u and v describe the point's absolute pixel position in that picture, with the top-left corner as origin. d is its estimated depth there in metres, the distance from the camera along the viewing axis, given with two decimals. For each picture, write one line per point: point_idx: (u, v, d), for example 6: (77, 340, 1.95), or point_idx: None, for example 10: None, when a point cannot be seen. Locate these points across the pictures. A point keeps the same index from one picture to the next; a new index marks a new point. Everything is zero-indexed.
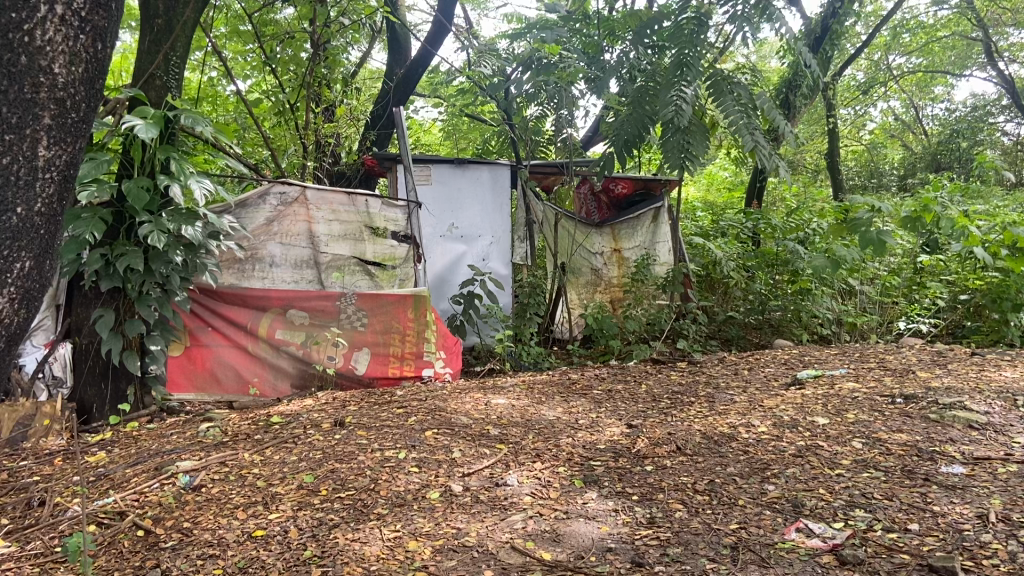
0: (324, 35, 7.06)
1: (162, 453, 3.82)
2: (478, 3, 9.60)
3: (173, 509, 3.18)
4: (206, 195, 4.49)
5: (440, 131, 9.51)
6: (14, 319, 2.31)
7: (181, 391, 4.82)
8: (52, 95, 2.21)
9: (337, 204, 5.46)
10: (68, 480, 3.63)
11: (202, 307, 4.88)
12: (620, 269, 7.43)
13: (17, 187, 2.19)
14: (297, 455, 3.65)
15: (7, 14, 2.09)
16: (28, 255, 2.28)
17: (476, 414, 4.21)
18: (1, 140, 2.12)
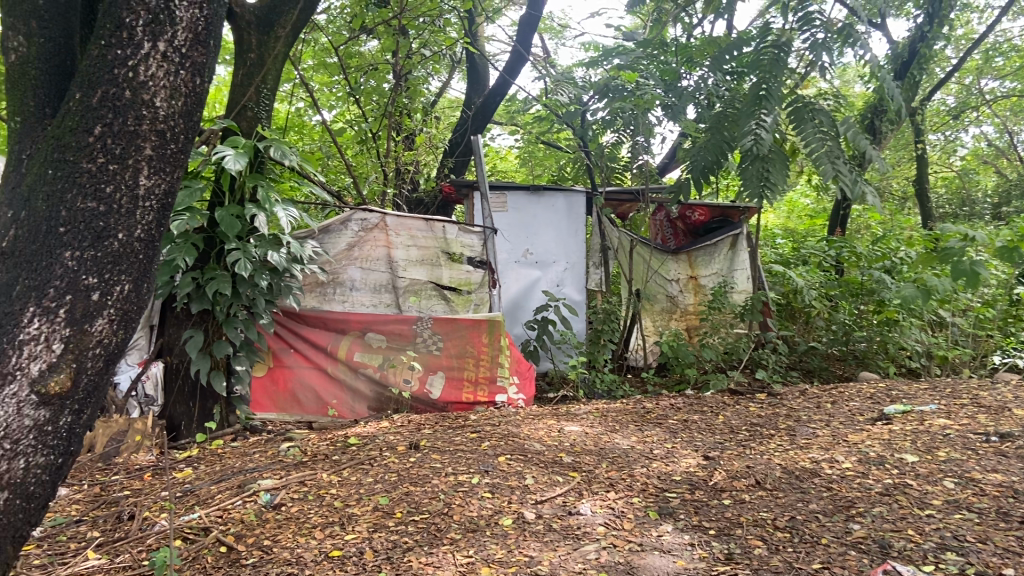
0: (407, 66, 7.28)
1: (244, 471, 3.93)
2: (557, 33, 9.72)
3: (255, 526, 3.28)
4: (291, 222, 4.69)
5: (516, 159, 9.59)
6: (112, 339, 2.38)
7: (264, 411, 4.96)
8: (153, 127, 2.36)
9: (416, 229, 5.55)
10: (156, 495, 3.78)
11: (284, 329, 5.05)
12: (697, 297, 7.27)
13: (118, 214, 2.32)
14: (374, 477, 3.71)
15: (114, 51, 2.32)
16: (127, 278, 2.38)
17: (549, 441, 4.18)
18: (105, 170, 2.30)
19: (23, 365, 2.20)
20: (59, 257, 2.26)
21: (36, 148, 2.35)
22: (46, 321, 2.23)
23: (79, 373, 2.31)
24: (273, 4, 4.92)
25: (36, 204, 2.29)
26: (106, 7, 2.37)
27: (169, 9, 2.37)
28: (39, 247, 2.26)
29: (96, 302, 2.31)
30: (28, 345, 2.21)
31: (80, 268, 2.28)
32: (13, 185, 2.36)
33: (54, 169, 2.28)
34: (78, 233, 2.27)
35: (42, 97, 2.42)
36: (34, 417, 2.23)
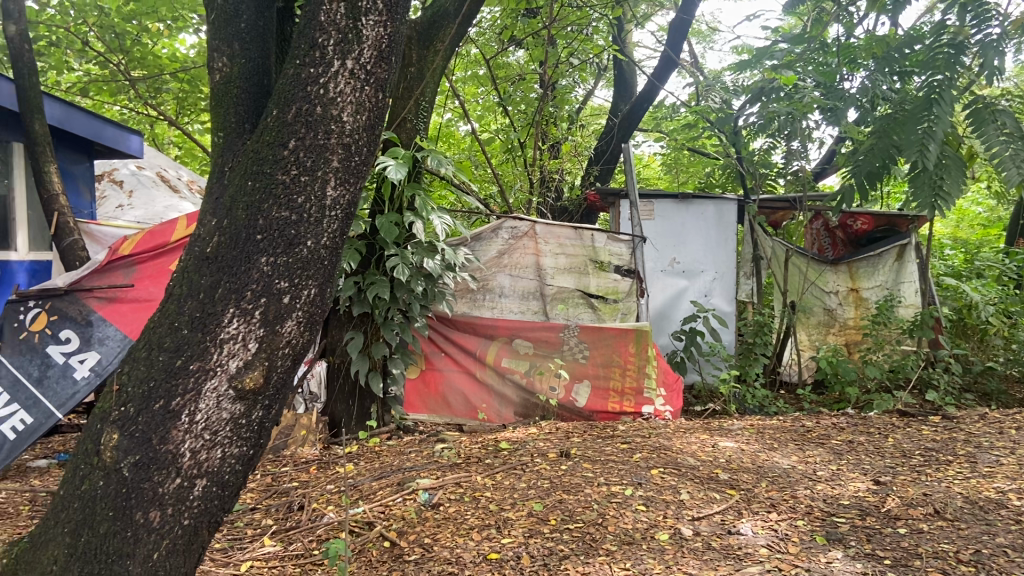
0: (554, 74, 7.36)
1: (403, 470, 4.07)
2: (705, 37, 9.51)
3: (415, 523, 3.40)
4: (447, 230, 4.87)
5: (660, 166, 9.45)
6: (299, 340, 2.53)
7: (416, 412, 5.22)
8: (340, 141, 2.49)
9: (564, 238, 5.50)
10: (321, 488, 4.00)
11: (436, 333, 5.26)
12: (858, 311, 6.88)
13: (307, 223, 2.47)
14: (527, 482, 3.74)
15: (307, 69, 2.47)
16: (314, 283, 2.52)
17: (704, 456, 4.07)
18: (297, 181, 2.45)
19: (222, 361, 2.39)
20: (257, 262, 2.43)
21: (237, 162, 2.52)
22: (243, 321, 2.41)
23: (270, 371, 2.47)
24: (433, 19, 5.08)
25: (237, 213, 2.46)
26: (301, 28, 2.52)
27: (357, 28, 2.48)
28: (239, 252, 2.44)
29: (286, 305, 2.46)
30: (228, 343, 2.40)
31: (274, 273, 2.44)
32: (216, 196, 2.54)
33: (254, 180, 2.46)
34: (273, 240, 2.44)
35: (241, 115, 2.58)
36: (231, 411, 2.42)
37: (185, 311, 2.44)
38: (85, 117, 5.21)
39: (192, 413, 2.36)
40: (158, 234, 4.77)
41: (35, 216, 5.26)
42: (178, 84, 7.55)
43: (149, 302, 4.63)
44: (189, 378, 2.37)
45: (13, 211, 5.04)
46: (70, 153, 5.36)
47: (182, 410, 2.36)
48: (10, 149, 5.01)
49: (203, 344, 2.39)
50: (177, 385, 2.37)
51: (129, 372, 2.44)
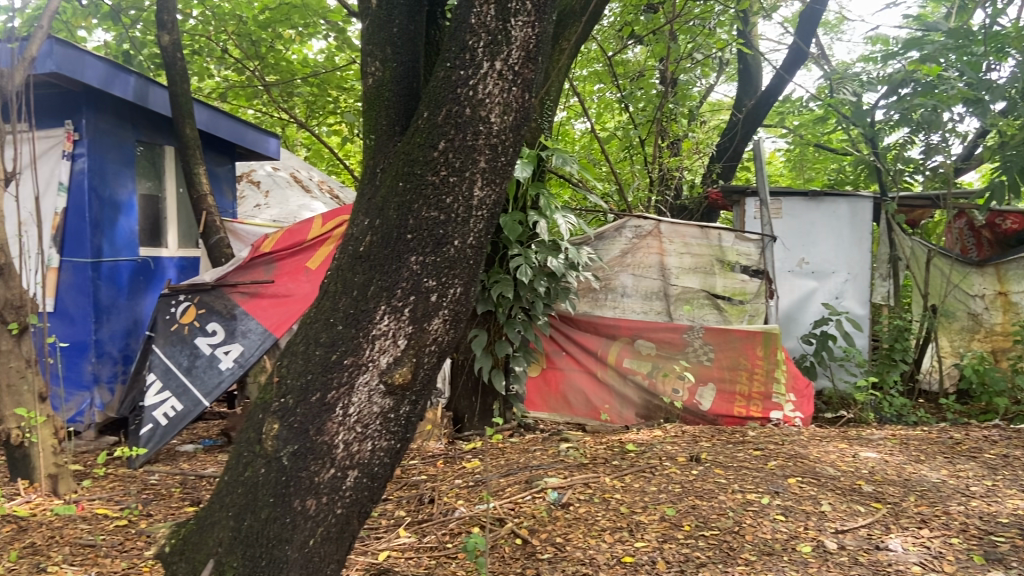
0: (675, 70, 7.28)
1: (530, 468, 4.09)
2: (833, 28, 9.14)
3: (546, 522, 3.41)
4: (570, 229, 4.87)
5: (783, 162, 9.15)
6: (444, 338, 2.57)
7: (537, 410, 5.23)
8: (488, 142, 2.51)
9: (690, 237, 5.38)
10: (449, 482, 4.08)
11: (558, 332, 5.25)
12: (1005, 316, 6.45)
13: (455, 223, 2.51)
14: (657, 486, 3.68)
15: (457, 71, 2.50)
16: (460, 282, 2.56)
17: (844, 466, 3.90)
18: (445, 182, 2.49)
19: (374, 357, 2.46)
20: (407, 261, 2.49)
21: (388, 163, 2.59)
22: (393, 319, 2.47)
23: (417, 367, 2.53)
24: (559, 17, 5.03)
25: (388, 213, 2.53)
26: (452, 30, 2.56)
27: (506, 29, 2.50)
28: (390, 251, 2.50)
29: (434, 303, 2.51)
30: (379, 340, 2.47)
31: (423, 271, 2.49)
32: (368, 197, 2.62)
33: (404, 181, 2.52)
34: (422, 240, 2.49)
35: (392, 117, 2.65)
36: (381, 405, 2.48)
37: (340, 307, 2.53)
38: (228, 122, 5.52)
39: (346, 406, 2.45)
40: (296, 233, 4.98)
41: (183, 215, 5.62)
42: (309, 88, 7.87)
43: (301, 299, 4.85)
44: (343, 372, 2.46)
45: (166, 210, 5.39)
46: (215, 155, 5.68)
47: (337, 403, 2.44)
48: (163, 152, 5.36)
49: (356, 340, 2.47)
50: (332, 379, 2.46)
51: (288, 364, 2.55)
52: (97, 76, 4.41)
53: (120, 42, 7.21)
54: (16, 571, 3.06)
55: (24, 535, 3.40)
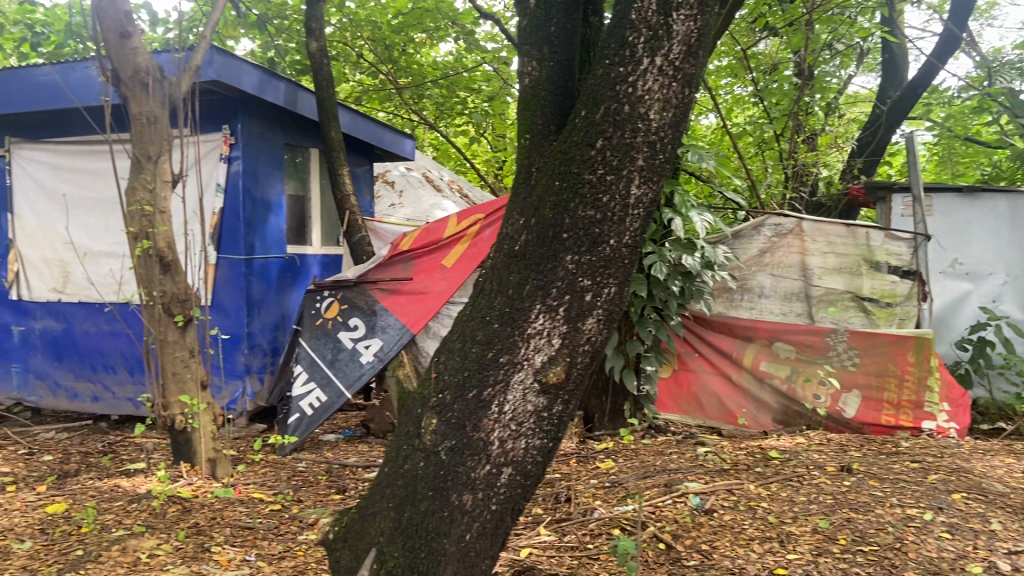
0: (812, 62, 6.98)
1: (668, 471, 4.02)
2: (987, 13, 8.53)
3: (690, 528, 3.33)
4: (706, 228, 4.76)
5: (928, 156, 8.61)
6: (598, 338, 2.53)
7: (668, 411, 5.16)
8: (646, 139, 2.46)
9: (834, 235, 5.14)
10: (585, 482, 4.05)
11: (691, 333, 5.15)
12: None
13: (612, 221, 2.47)
14: (806, 496, 3.53)
15: (617, 68, 2.47)
16: (615, 281, 2.51)
17: (1014, 483, 3.61)
18: (602, 180, 2.45)
19: (529, 355, 2.47)
20: (562, 260, 2.48)
21: (544, 161, 2.60)
22: (548, 318, 2.47)
23: (571, 367, 2.50)
24: None
25: (544, 212, 2.53)
26: (611, 28, 2.54)
27: (667, 24, 2.44)
28: (546, 251, 2.50)
29: (588, 302, 2.48)
30: (534, 338, 2.48)
31: (578, 270, 2.47)
32: (524, 196, 2.64)
33: (560, 180, 2.51)
34: (578, 239, 2.47)
35: (548, 116, 2.67)
36: (535, 403, 2.48)
37: (496, 305, 2.55)
38: (369, 124, 5.72)
39: (501, 404, 2.46)
40: (432, 232, 5.12)
41: (325, 214, 5.87)
42: (439, 90, 8.05)
43: (433, 296, 4.95)
44: (499, 369, 2.48)
45: (310, 210, 5.65)
46: (355, 157, 5.90)
47: (493, 400, 2.47)
48: (309, 154, 5.62)
49: (512, 338, 2.48)
50: (489, 376, 2.48)
51: (445, 361, 2.61)
52: (252, 83, 4.65)
53: (265, 51, 7.60)
54: (184, 550, 3.26)
55: (188, 515, 3.61)
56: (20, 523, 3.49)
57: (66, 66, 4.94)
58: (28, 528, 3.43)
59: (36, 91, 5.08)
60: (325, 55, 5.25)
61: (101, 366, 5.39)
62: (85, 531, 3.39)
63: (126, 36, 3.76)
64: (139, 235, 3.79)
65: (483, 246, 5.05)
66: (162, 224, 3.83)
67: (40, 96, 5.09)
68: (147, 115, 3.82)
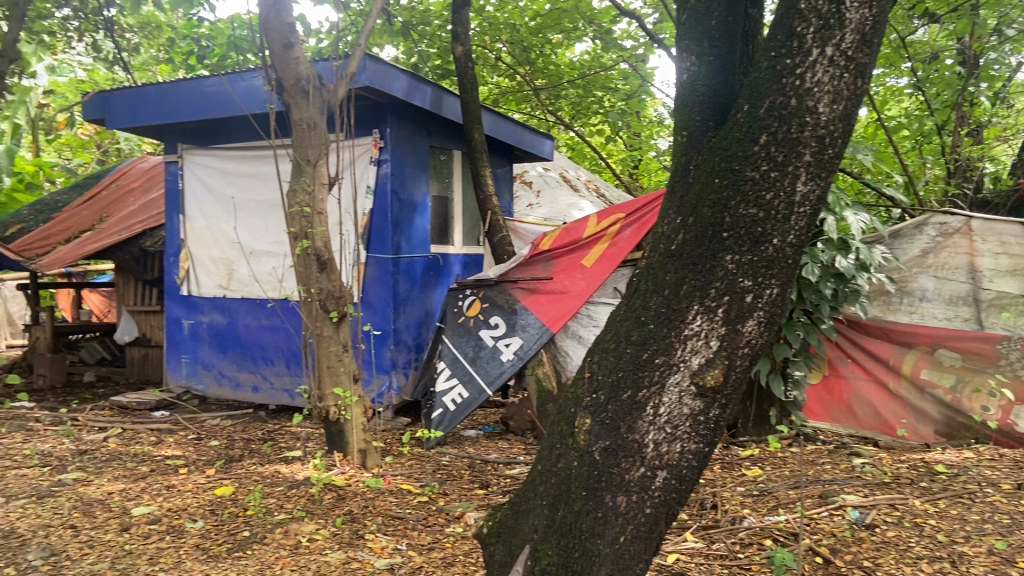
0: (979, 48, 6.49)
1: (823, 482, 3.84)
2: None
3: (850, 542, 3.16)
4: (863, 227, 4.52)
5: None
6: (758, 340, 2.43)
7: (818, 419, 5.02)
8: (815, 134, 2.34)
9: (1008, 234, 4.73)
10: (732, 489, 3.93)
11: (844, 338, 4.92)
12: None
13: (776, 220, 2.35)
14: (980, 515, 3.28)
15: (784, 61, 2.38)
16: (777, 282, 2.39)
17: None
18: (766, 177, 2.35)
19: (686, 357, 2.40)
20: (722, 260, 2.39)
21: (702, 159, 2.55)
22: (706, 319, 2.39)
23: (729, 370, 2.41)
24: None
25: (703, 210, 2.45)
26: (778, 20, 2.44)
27: (840, 13, 2.32)
28: (705, 250, 2.42)
29: (749, 304, 2.38)
30: (690, 340, 2.40)
31: (738, 271, 2.37)
32: (681, 194, 2.58)
33: (721, 178, 2.42)
34: (739, 238, 2.38)
35: (707, 113, 2.62)
36: (691, 407, 2.41)
37: (651, 306, 2.50)
38: (511, 126, 5.81)
39: (657, 406, 2.41)
40: (572, 232, 5.17)
41: (467, 214, 6.01)
42: (575, 90, 8.09)
43: (573, 295, 4.94)
44: (654, 371, 2.43)
45: (452, 210, 5.79)
46: (496, 157, 6.03)
47: (648, 402, 2.42)
48: (452, 155, 5.77)
49: (668, 339, 2.42)
50: (643, 377, 2.44)
51: (599, 361, 2.58)
52: (402, 88, 4.82)
53: (408, 56, 7.86)
54: (341, 536, 3.41)
55: (343, 503, 3.77)
56: (193, 503, 3.76)
57: (234, 76, 5.30)
58: (200, 508, 3.68)
59: (206, 101, 5.47)
60: (469, 58, 5.37)
61: (261, 358, 5.76)
62: (250, 514, 3.61)
63: (289, 47, 3.96)
64: (299, 235, 3.98)
65: (624, 246, 4.98)
66: (320, 224, 4.00)
67: (211, 105, 5.48)
68: (307, 122, 4.01)
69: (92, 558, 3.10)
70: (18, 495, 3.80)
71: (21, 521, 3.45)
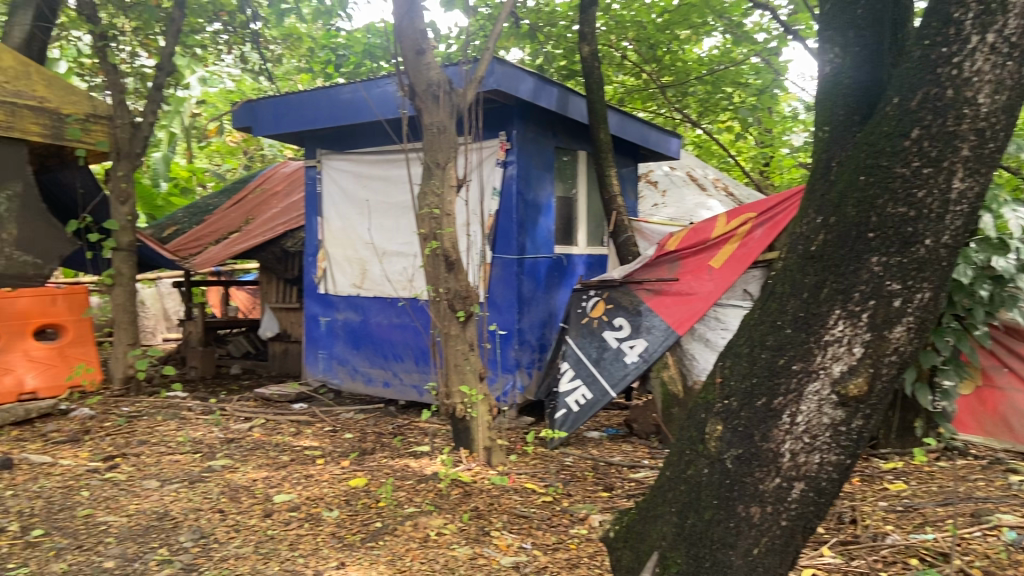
0: None
1: (976, 500, 3.56)
2: None
3: (1006, 565, 2.91)
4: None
5: None
6: (907, 348, 2.25)
7: (969, 432, 4.69)
8: (974, 126, 2.16)
9: None
10: (872, 503, 3.70)
11: (1000, 346, 4.55)
12: None
13: (928, 220, 2.18)
14: None
15: (938, 50, 2.21)
16: (929, 286, 2.21)
17: None
18: (918, 173, 2.19)
19: (826, 364, 2.27)
20: (867, 262, 2.24)
21: (846, 156, 2.42)
22: (849, 325, 2.25)
23: (875, 379, 2.25)
24: None
25: (846, 210, 2.32)
26: (932, 6, 2.28)
27: None
28: (848, 251, 2.28)
29: (897, 309, 2.21)
30: (831, 346, 2.27)
31: (885, 273, 2.22)
32: (822, 194, 2.46)
33: (866, 175, 2.28)
34: (887, 239, 2.22)
35: (851, 108, 2.50)
36: (831, 416, 2.28)
37: (789, 310, 2.39)
38: (637, 125, 5.75)
39: (794, 414, 2.30)
40: (700, 232, 5.02)
41: (591, 213, 5.98)
42: (703, 86, 7.95)
43: (699, 297, 4.79)
44: (791, 378, 2.32)
45: (577, 211, 5.79)
46: (621, 157, 5.98)
47: (784, 410, 2.32)
48: (577, 156, 5.76)
49: (807, 345, 2.31)
50: (779, 385, 2.34)
51: (732, 366, 2.50)
52: (529, 90, 4.86)
53: (533, 57, 7.91)
54: (468, 531, 3.48)
55: (469, 499, 3.84)
56: (329, 493, 3.94)
57: (368, 83, 5.51)
58: (335, 498, 3.85)
59: (343, 109, 5.73)
60: (596, 58, 5.35)
61: (391, 355, 5.97)
62: (381, 506, 3.74)
63: (421, 53, 4.07)
64: (428, 236, 4.08)
65: (754, 247, 4.78)
66: (449, 225, 4.08)
67: (347, 112, 5.73)
68: (437, 126, 4.10)
69: (238, 541, 3.31)
70: (173, 479, 4.10)
71: (175, 503, 3.72)
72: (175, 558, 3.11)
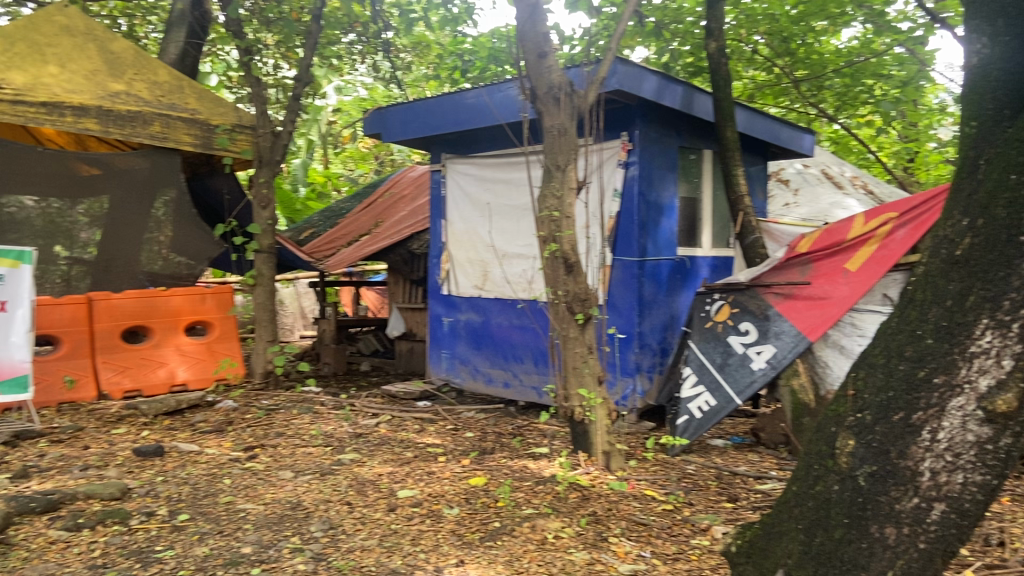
0: None
1: None
2: None
3: None
4: None
5: None
6: None
7: None
8: None
9: None
10: None
11: None
12: None
13: None
14: None
15: None
16: None
17: None
18: None
19: (972, 378, 2.09)
20: (1020, 268, 2.05)
21: (996, 151, 2.22)
22: (998, 335, 2.06)
23: None
24: None
25: (995, 210, 2.13)
26: None
27: None
28: (998, 256, 2.09)
29: None
30: (976, 358, 2.09)
31: None
32: (968, 193, 2.26)
33: (1019, 173, 2.09)
34: None
35: (1003, 100, 2.30)
36: (977, 433, 2.09)
37: (930, 318, 2.22)
38: (767, 122, 5.53)
39: (935, 430, 2.13)
40: (836, 232, 4.71)
41: (717, 214, 5.80)
42: (840, 80, 7.55)
43: (832, 301, 4.55)
44: (932, 392, 2.15)
45: (701, 211, 5.63)
46: (750, 156, 5.77)
47: (924, 426, 2.15)
48: (702, 155, 5.60)
49: (950, 356, 2.13)
50: (919, 399, 2.17)
51: (865, 377, 2.35)
52: (652, 89, 4.78)
53: (658, 55, 7.78)
54: (585, 536, 3.45)
55: (587, 503, 3.81)
56: (450, 490, 4.02)
57: (492, 87, 5.60)
58: (455, 496, 3.92)
59: (467, 113, 5.83)
60: (723, 54, 5.18)
61: (512, 356, 6.03)
62: (500, 506, 3.78)
63: (543, 56, 4.08)
64: (548, 238, 4.08)
65: (896, 249, 4.49)
66: (568, 228, 4.05)
67: (471, 117, 5.83)
68: (558, 128, 4.09)
69: (363, 533, 3.43)
70: (305, 470, 4.31)
71: (307, 494, 3.91)
72: (306, 546, 3.27)
